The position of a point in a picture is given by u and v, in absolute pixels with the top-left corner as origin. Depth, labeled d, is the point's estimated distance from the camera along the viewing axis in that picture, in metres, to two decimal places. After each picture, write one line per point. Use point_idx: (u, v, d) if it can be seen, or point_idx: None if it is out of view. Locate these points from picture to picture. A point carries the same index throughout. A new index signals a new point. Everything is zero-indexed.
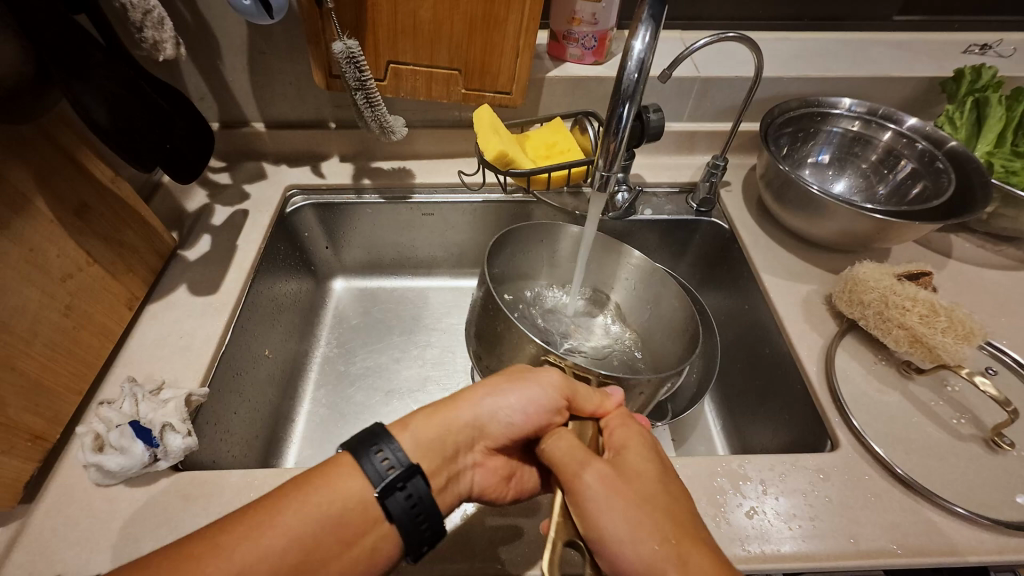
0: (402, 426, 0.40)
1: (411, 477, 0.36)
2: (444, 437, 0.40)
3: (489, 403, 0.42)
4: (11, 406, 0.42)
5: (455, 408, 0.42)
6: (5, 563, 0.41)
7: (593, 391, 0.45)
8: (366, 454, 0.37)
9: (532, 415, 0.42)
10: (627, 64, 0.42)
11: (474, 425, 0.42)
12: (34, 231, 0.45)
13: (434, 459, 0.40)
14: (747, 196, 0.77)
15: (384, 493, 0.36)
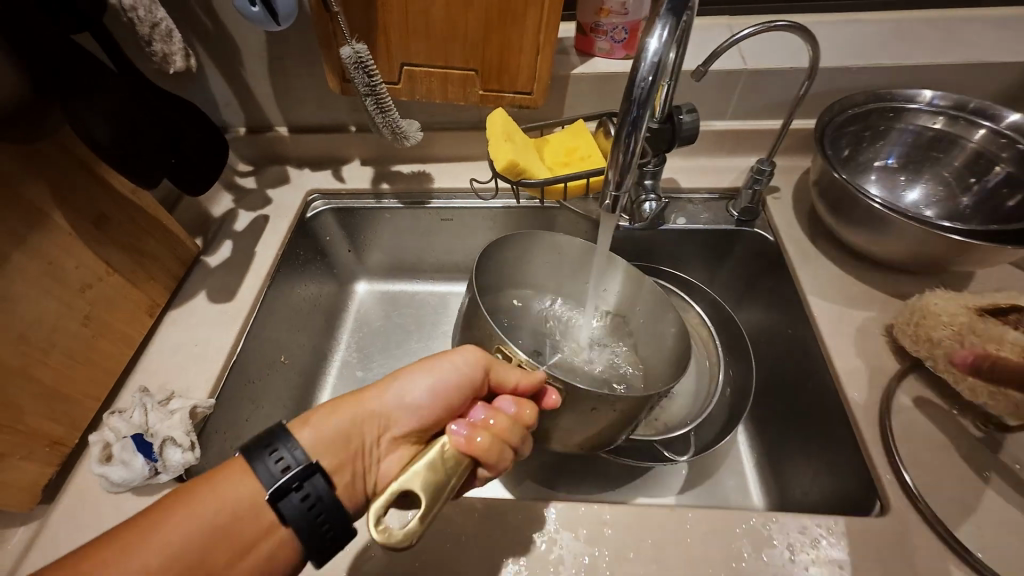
0: (305, 422, 0.40)
1: (312, 475, 0.35)
2: (349, 427, 0.40)
3: (399, 392, 0.42)
4: (28, 414, 0.44)
5: (362, 397, 0.42)
6: (24, 562, 0.44)
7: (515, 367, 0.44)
8: (260, 457, 0.35)
9: (441, 396, 0.42)
10: (640, 67, 0.36)
11: (382, 414, 0.42)
12: (51, 244, 0.46)
13: (337, 447, 0.40)
14: (797, 205, 0.68)
15: (277, 495, 0.34)
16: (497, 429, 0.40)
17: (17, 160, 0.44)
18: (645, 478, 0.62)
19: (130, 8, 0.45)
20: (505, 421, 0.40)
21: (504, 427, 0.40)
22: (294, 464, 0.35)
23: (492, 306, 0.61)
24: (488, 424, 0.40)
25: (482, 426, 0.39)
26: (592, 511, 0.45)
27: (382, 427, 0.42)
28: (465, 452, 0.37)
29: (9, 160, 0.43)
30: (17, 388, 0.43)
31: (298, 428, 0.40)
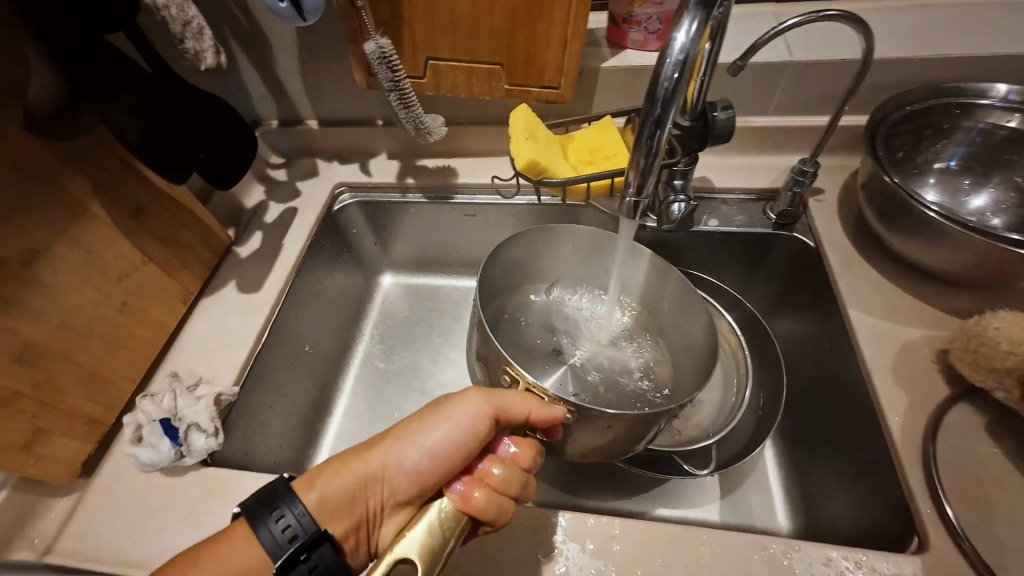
0: (308, 484, 0.40)
1: (319, 543, 0.36)
2: (351, 490, 0.39)
3: (402, 452, 0.40)
4: (69, 395, 0.47)
5: (364, 456, 0.40)
6: (65, 531, 0.47)
7: (524, 401, 0.42)
8: (264, 522, 0.36)
9: (444, 457, 0.39)
10: (666, 61, 0.34)
11: (385, 474, 0.40)
12: (90, 235, 0.49)
13: (340, 511, 0.39)
14: (843, 209, 0.64)
15: (284, 567, 0.35)
16: (493, 480, 0.40)
17: (60, 155, 0.46)
18: (664, 489, 0.60)
19: (162, 7, 0.46)
20: (500, 473, 0.40)
21: (502, 479, 0.40)
22: (299, 534, 0.36)
23: (503, 305, 0.62)
24: (485, 475, 0.40)
25: (478, 480, 0.39)
26: (601, 524, 0.44)
27: (384, 492, 0.40)
28: (462, 510, 0.37)
29: (52, 155, 0.46)
30: (60, 370, 0.46)
31: (302, 489, 0.39)
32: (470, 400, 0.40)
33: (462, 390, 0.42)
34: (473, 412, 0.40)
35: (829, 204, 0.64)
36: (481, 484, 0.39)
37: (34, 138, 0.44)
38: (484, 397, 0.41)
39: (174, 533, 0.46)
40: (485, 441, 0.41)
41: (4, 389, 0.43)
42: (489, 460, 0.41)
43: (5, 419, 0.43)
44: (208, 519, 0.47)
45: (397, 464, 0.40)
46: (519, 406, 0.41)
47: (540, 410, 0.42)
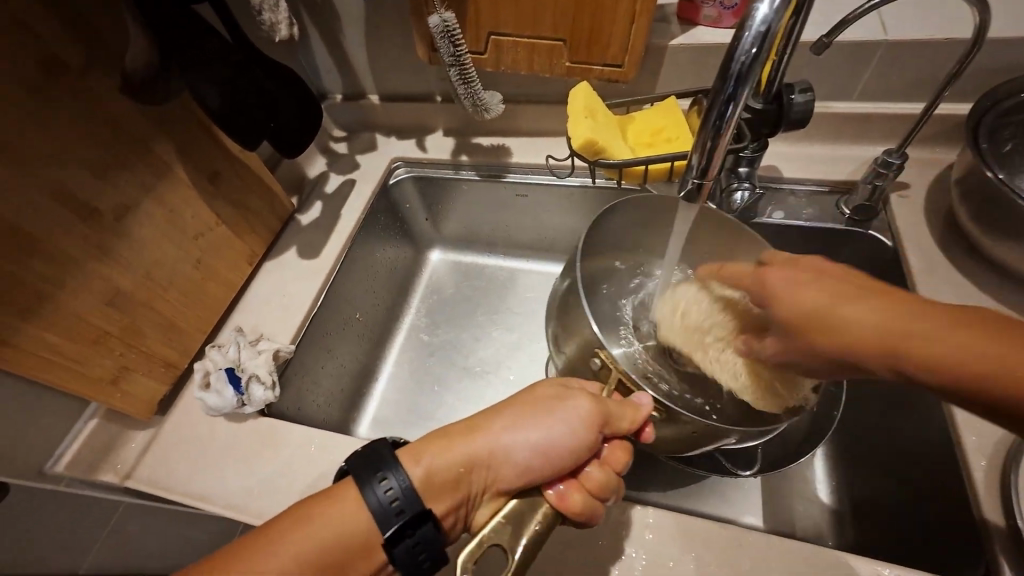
0: (415, 456, 0.38)
1: (423, 521, 0.34)
2: (457, 472, 0.37)
3: (511, 441, 0.38)
4: (151, 339, 0.52)
5: (474, 438, 0.38)
6: (142, 462, 0.52)
7: (625, 405, 0.41)
8: (369, 483, 0.35)
9: (554, 457, 0.38)
10: (743, 35, 0.30)
11: (490, 462, 0.38)
12: (174, 194, 0.53)
13: (442, 491, 0.37)
14: (929, 206, 0.58)
15: (391, 540, 0.33)
16: (590, 484, 0.38)
17: (149, 119, 0.50)
18: (700, 486, 0.58)
19: None
20: (597, 477, 0.39)
21: (598, 484, 0.39)
22: (406, 508, 0.34)
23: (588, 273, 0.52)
24: (583, 478, 0.39)
25: (575, 482, 0.38)
26: (635, 512, 0.43)
27: (489, 481, 0.38)
28: (557, 509, 0.37)
29: (144, 119, 0.49)
30: (142, 317, 0.51)
31: (408, 460, 0.37)
32: (585, 403, 0.39)
33: (576, 390, 0.40)
34: (589, 416, 0.38)
35: (914, 200, 0.59)
36: (579, 486, 0.38)
37: (129, 102, 0.48)
38: (598, 402, 0.40)
39: (233, 473, 0.51)
40: (594, 446, 0.39)
41: (96, 329, 0.47)
42: (588, 463, 0.39)
43: (97, 355, 0.48)
44: (265, 463, 0.51)
45: (504, 454, 0.38)
46: (625, 415, 0.41)
47: (641, 419, 0.41)
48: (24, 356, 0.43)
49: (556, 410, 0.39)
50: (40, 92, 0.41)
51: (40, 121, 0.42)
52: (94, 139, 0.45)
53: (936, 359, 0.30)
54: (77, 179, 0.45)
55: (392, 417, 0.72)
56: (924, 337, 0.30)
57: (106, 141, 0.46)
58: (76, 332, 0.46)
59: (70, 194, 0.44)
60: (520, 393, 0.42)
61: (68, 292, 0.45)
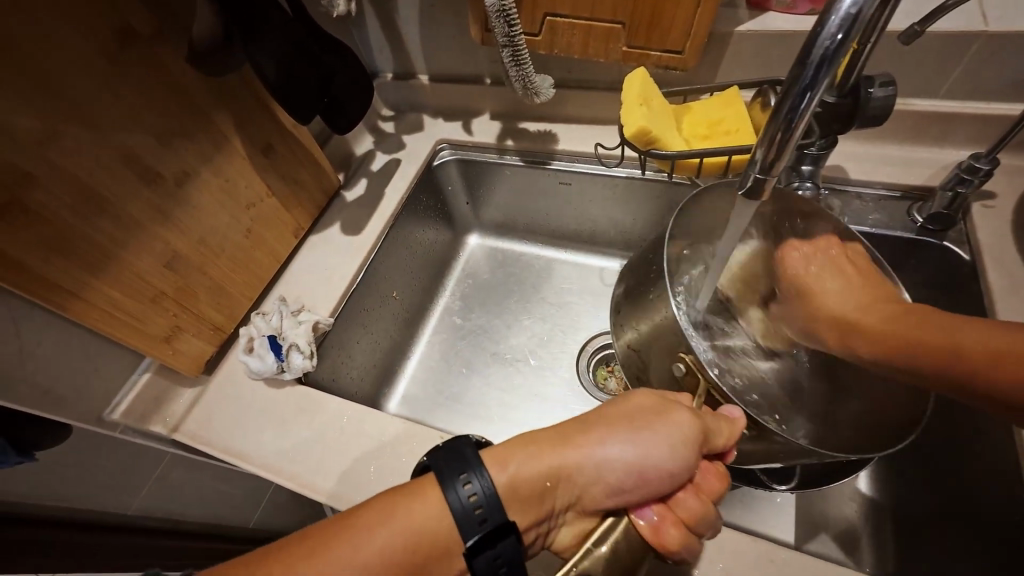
0: (500, 462, 0.37)
1: (505, 534, 0.34)
2: (544, 484, 0.37)
3: (604, 457, 0.37)
4: (202, 301, 0.55)
5: (564, 450, 0.37)
6: (187, 419, 0.55)
7: (722, 421, 0.39)
8: (452, 482, 0.34)
9: (648, 477, 0.36)
10: (828, 20, 0.28)
11: (577, 475, 0.37)
12: (230, 165, 0.55)
13: (526, 501, 0.37)
14: (1018, 219, 0.53)
15: (472, 550, 0.33)
16: (684, 513, 0.37)
17: (209, 89, 0.51)
18: (729, 496, 0.56)
19: None
20: (690, 507, 0.37)
21: (694, 513, 0.37)
22: (489, 518, 0.34)
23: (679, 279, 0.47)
24: (675, 506, 0.37)
25: (669, 511, 0.36)
26: None
27: (575, 498, 0.38)
28: (652, 542, 0.35)
29: (206, 89, 0.51)
30: (194, 280, 0.53)
31: (493, 465, 0.37)
32: (688, 420, 0.37)
33: (673, 408, 0.38)
34: (689, 434, 0.37)
35: (999, 211, 0.54)
36: (674, 518, 0.36)
37: (193, 72, 0.49)
38: (698, 417, 0.38)
39: (270, 437, 0.53)
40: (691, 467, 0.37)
41: (152, 288, 0.50)
42: (683, 489, 0.38)
43: (153, 313, 0.50)
44: (297, 432, 0.53)
45: (595, 469, 0.37)
46: (722, 431, 0.39)
47: (737, 434, 0.39)
48: (91, 308, 0.46)
49: (653, 425, 0.37)
50: (114, 59, 0.43)
51: (112, 87, 0.44)
52: (160, 106, 0.47)
53: (864, 331, 0.43)
54: (142, 145, 0.47)
55: (422, 396, 0.73)
56: (854, 318, 0.44)
57: (171, 109, 0.48)
58: (136, 290, 0.48)
59: (136, 158, 0.46)
60: (610, 404, 0.40)
61: (131, 251, 0.47)
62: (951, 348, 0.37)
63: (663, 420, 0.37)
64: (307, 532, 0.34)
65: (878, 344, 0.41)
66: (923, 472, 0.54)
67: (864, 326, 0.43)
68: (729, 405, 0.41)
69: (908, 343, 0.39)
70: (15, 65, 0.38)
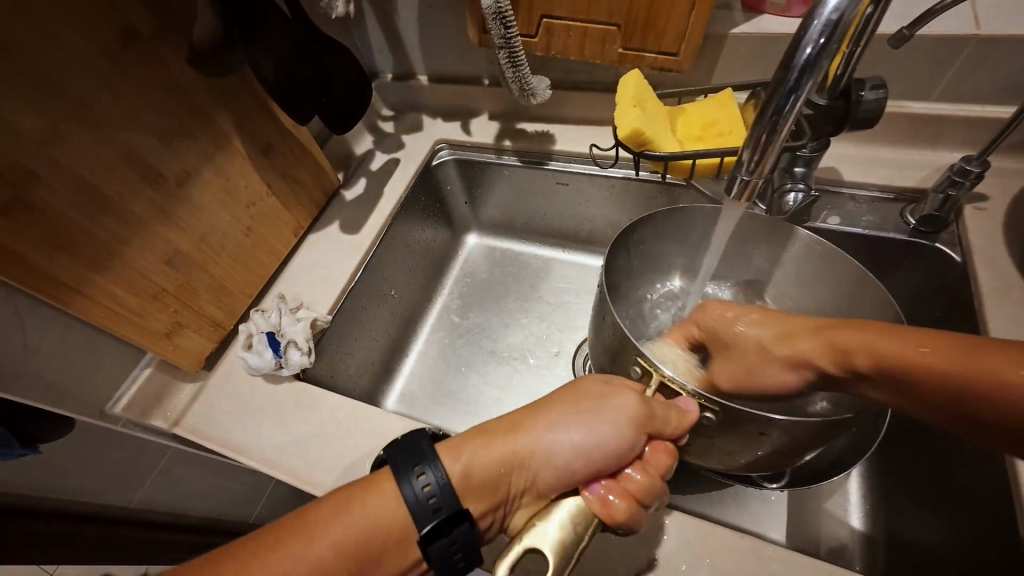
0: (453, 453, 0.39)
1: (460, 520, 0.35)
2: (497, 472, 0.38)
3: (553, 441, 0.38)
4: (203, 299, 0.56)
5: (511, 437, 0.39)
6: (186, 415, 0.56)
7: (669, 408, 0.40)
8: (406, 475, 0.36)
9: (594, 458, 0.37)
10: (811, 23, 0.28)
11: (528, 462, 0.38)
12: (231, 163, 0.56)
13: (482, 489, 0.38)
14: (1010, 221, 0.53)
15: (428, 537, 0.35)
16: (632, 487, 0.38)
17: (210, 89, 0.52)
18: (722, 495, 0.57)
19: None
20: (636, 481, 0.38)
21: (641, 488, 0.37)
22: (443, 506, 0.35)
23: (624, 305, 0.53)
24: (622, 480, 0.38)
25: (617, 486, 0.37)
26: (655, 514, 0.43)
27: (528, 483, 0.38)
28: (601, 516, 0.36)
29: (207, 89, 0.52)
30: (195, 277, 0.54)
31: (447, 457, 0.38)
32: (630, 401, 0.38)
33: (616, 390, 0.39)
34: (632, 414, 0.38)
35: (991, 214, 0.54)
36: (621, 491, 0.37)
37: (194, 72, 0.50)
38: (644, 401, 0.38)
39: (268, 432, 0.53)
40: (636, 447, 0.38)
41: (154, 285, 0.51)
42: (630, 465, 0.39)
43: (155, 309, 0.51)
44: (297, 425, 0.54)
45: (547, 454, 0.38)
46: (671, 419, 0.39)
47: (688, 424, 0.40)
48: (95, 305, 0.47)
49: (599, 408, 0.38)
50: (115, 59, 0.44)
51: (113, 85, 0.44)
52: (162, 106, 0.48)
53: (876, 354, 0.34)
54: (144, 144, 0.47)
55: (419, 393, 0.74)
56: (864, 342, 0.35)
57: (171, 108, 0.49)
58: (138, 287, 0.49)
59: (139, 157, 0.47)
60: (560, 391, 0.41)
61: (133, 249, 0.48)
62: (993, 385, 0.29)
63: (598, 402, 0.39)
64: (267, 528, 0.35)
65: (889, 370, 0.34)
66: (913, 473, 0.55)
67: (876, 352, 0.34)
68: (683, 396, 0.41)
69: (916, 367, 0.33)
70: (20, 66, 0.39)
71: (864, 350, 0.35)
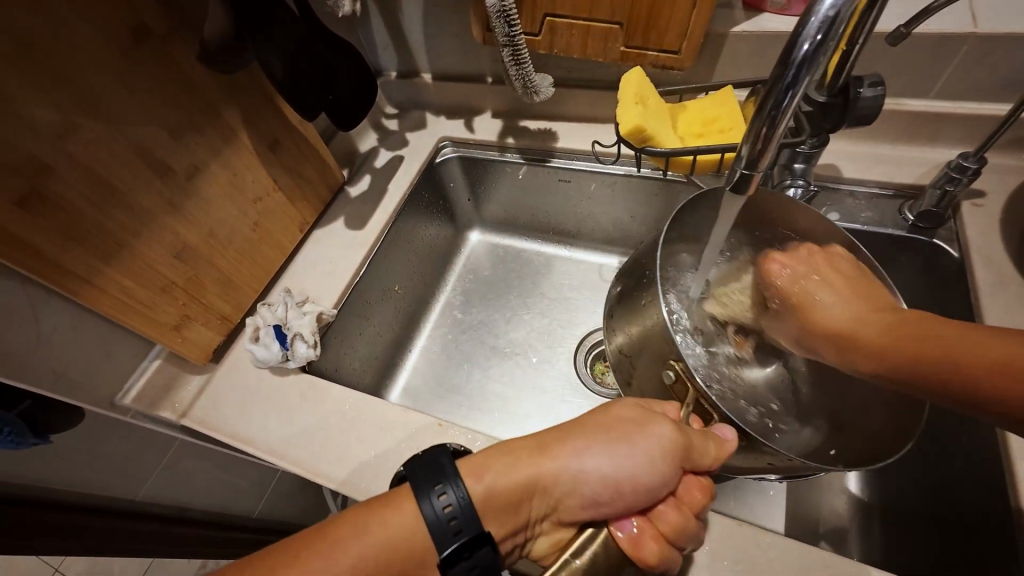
0: (477, 475, 0.39)
1: (481, 544, 0.35)
2: (520, 495, 0.38)
3: (580, 468, 0.38)
4: (211, 292, 0.57)
5: (541, 462, 0.39)
6: (193, 408, 0.57)
7: (710, 441, 0.39)
8: (427, 494, 0.36)
9: (623, 490, 0.37)
10: (809, 19, 0.29)
11: (553, 487, 0.38)
12: (238, 158, 0.57)
13: (503, 512, 0.38)
14: (1006, 217, 0.54)
15: (448, 560, 0.35)
16: (664, 527, 0.37)
17: (219, 86, 0.53)
18: (721, 488, 0.58)
19: None
20: (668, 523, 0.37)
21: (672, 526, 0.37)
22: (464, 528, 0.35)
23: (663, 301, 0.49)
24: (655, 519, 0.37)
25: (649, 525, 0.36)
26: None
27: (549, 511, 0.39)
28: (630, 555, 0.35)
29: (216, 86, 0.53)
30: (203, 270, 0.55)
31: (470, 477, 0.39)
32: (667, 430, 0.38)
33: (650, 418, 0.39)
34: (667, 445, 0.37)
35: (989, 210, 0.55)
36: (655, 533, 0.36)
37: (204, 69, 0.51)
38: (680, 431, 0.38)
39: (275, 424, 0.54)
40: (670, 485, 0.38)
41: (163, 277, 0.51)
42: (664, 504, 0.38)
43: (164, 302, 0.52)
44: (303, 416, 0.55)
45: (573, 480, 0.38)
46: (709, 450, 0.39)
47: (726, 454, 0.39)
48: (105, 295, 0.47)
49: (631, 436, 0.38)
50: (127, 54, 0.45)
51: (126, 81, 0.45)
52: (173, 102, 0.49)
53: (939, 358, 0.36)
54: (155, 138, 0.48)
55: (422, 387, 0.75)
56: (883, 338, 0.40)
57: (181, 104, 0.50)
58: (148, 279, 0.50)
59: (149, 152, 0.48)
60: (592, 414, 0.41)
61: (143, 241, 0.49)
62: (993, 369, 0.34)
63: (633, 429, 0.38)
64: (284, 545, 0.36)
65: (911, 363, 0.38)
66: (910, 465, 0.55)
67: (899, 345, 0.39)
68: (720, 423, 0.41)
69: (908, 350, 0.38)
70: (37, 61, 0.40)
71: (905, 355, 0.38)
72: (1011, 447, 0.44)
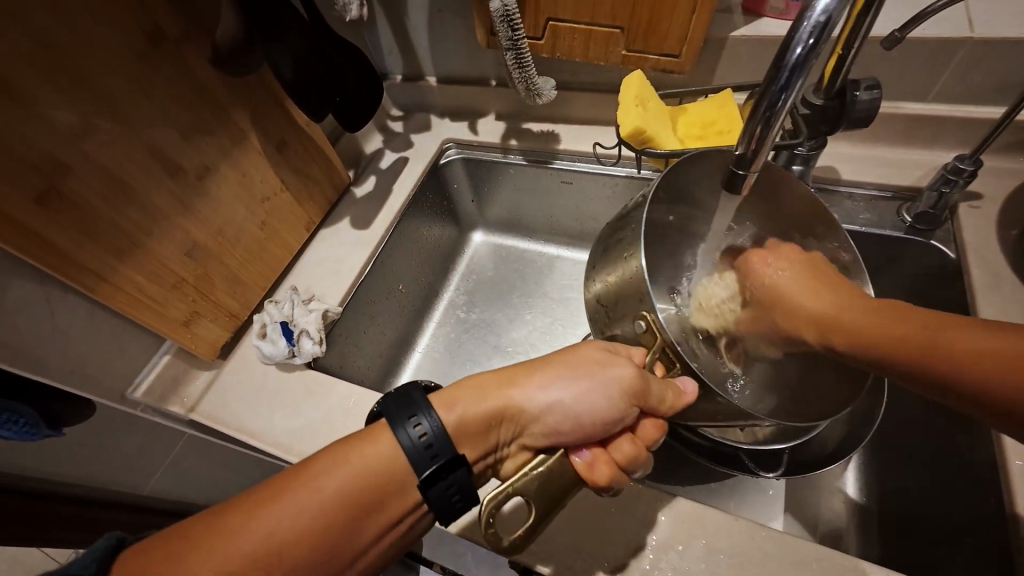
0: (448, 403, 0.38)
1: (456, 467, 0.35)
2: (489, 421, 0.38)
3: (547, 398, 0.39)
4: (219, 288, 0.58)
5: (505, 390, 0.39)
6: (200, 405, 0.59)
7: (666, 387, 0.40)
8: (401, 423, 0.35)
9: (584, 421, 0.38)
10: (803, 22, 0.30)
11: (520, 414, 0.39)
12: (248, 160, 0.58)
13: (473, 438, 0.38)
14: (1004, 219, 0.54)
15: (427, 481, 0.34)
16: (618, 457, 0.39)
17: (231, 89, 0.55)
18: (719, 486, 0.59)
19: None
20: (626, 453, 0.39)
21: (627, 457, 0.39)
22: (439, 451, 0.35)
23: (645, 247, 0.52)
24: (612, 449, 0.39)
25: (605, 453, 0.39)
26: (653, 496, 0.45)
27: (517, 432, 0.39)
28: (581, 476, 0.38)
29: (226, 87, 0.54)
30: (212, 268, 0.57)
31: (443, 405, 0.38)
32: (629, 371, 0.38)
33: (615, 358, 0.40)
34: (627, 384, 0.38)
35: (985, 212, 0.55)
36: (608, 459, 0.38)
37: (214, 71, 0.53)
38: (642, 375, 0.39)
39: (281, 416, 0.56)
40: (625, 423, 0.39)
41: (174, 274, 0.53)
42: (622, 436, 0.40)
43: (175, 298, 0.53)
44: (306, 412, 0.55)
45: (539, 408, 0.39)
46: (667, 397, 0.40)
47: (682, 405, 0.40)
48: (118, 292, 0.49)
49: (594, 374, 0.39)
50: (144, 56, 0.47)
51: (140, 83, 0.47)
52: (186, 104, 0.51)
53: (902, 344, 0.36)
54: (169, 140, 0.50)
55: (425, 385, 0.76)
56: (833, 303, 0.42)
57: (194, 108, 0.52)
58: (160, 277, 0.52)
59: (163, 153, 0.50)
60: (560, 350, 0.42)
61: (156, 239, 0.50)
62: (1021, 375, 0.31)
63: (600, 368, 0.39)
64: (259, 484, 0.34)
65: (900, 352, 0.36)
66: (905, 464, 0.56)
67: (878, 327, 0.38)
68: (682, 375, 0.42)
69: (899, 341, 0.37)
70: (56, 64, 0.41)
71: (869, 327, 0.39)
72: (1005, 445, 0.44)
